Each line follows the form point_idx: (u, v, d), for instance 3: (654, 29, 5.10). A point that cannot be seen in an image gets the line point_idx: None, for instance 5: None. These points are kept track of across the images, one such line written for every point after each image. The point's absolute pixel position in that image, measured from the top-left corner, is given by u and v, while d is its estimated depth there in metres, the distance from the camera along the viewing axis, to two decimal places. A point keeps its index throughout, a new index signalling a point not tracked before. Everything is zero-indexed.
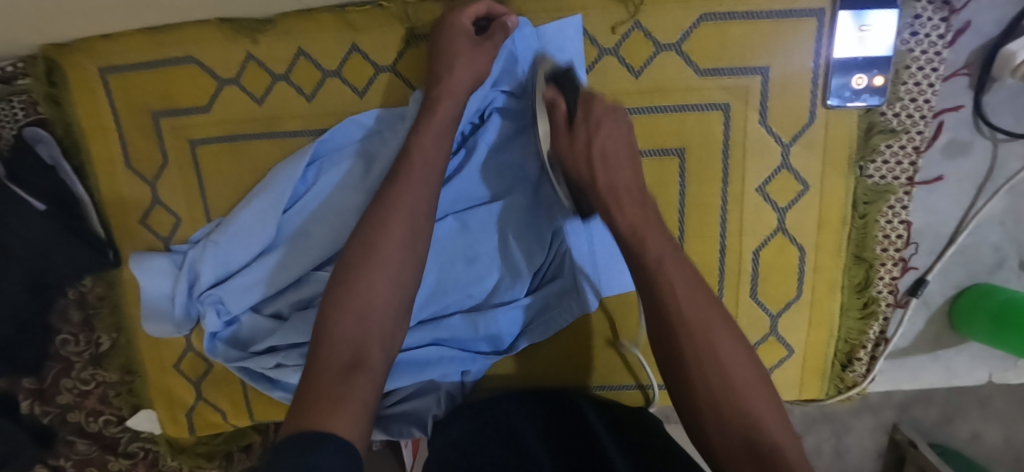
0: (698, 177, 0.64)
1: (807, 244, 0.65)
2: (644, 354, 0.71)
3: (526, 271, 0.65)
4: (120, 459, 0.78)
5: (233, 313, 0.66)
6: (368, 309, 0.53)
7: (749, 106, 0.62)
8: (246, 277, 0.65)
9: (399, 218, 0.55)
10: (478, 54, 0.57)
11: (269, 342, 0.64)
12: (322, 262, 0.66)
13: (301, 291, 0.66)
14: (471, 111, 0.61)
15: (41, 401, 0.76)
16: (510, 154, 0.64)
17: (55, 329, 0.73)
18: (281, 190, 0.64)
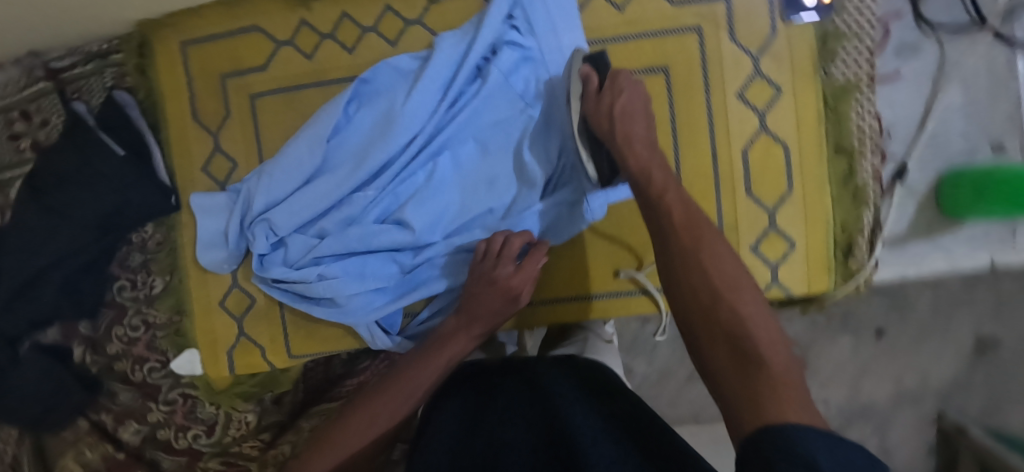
0: (683, 92, 0.72)
1: (789, 142, 0.72)
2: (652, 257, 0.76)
3: (538, 178, 0.72)
4: (159, 407, 0.82)
5: (281, 235, 0.73)
6: (365, 424, 0.63)
7: (719, 29, 0.71)
8: (295, 203, 0.73)
9: (405, 387, 0.64)
10: (498, 278, 0.66)
11: (316, 253, 0.72)
12: (360, 186, 0.73)
13: (344, 211, 0.73)
14: (483, 41, 0.71)
15: (93, 350, 0.83)
16: (520, 82, 0.73)
17: (113, 275, 0.81)
18: (325, 124, 0.73)
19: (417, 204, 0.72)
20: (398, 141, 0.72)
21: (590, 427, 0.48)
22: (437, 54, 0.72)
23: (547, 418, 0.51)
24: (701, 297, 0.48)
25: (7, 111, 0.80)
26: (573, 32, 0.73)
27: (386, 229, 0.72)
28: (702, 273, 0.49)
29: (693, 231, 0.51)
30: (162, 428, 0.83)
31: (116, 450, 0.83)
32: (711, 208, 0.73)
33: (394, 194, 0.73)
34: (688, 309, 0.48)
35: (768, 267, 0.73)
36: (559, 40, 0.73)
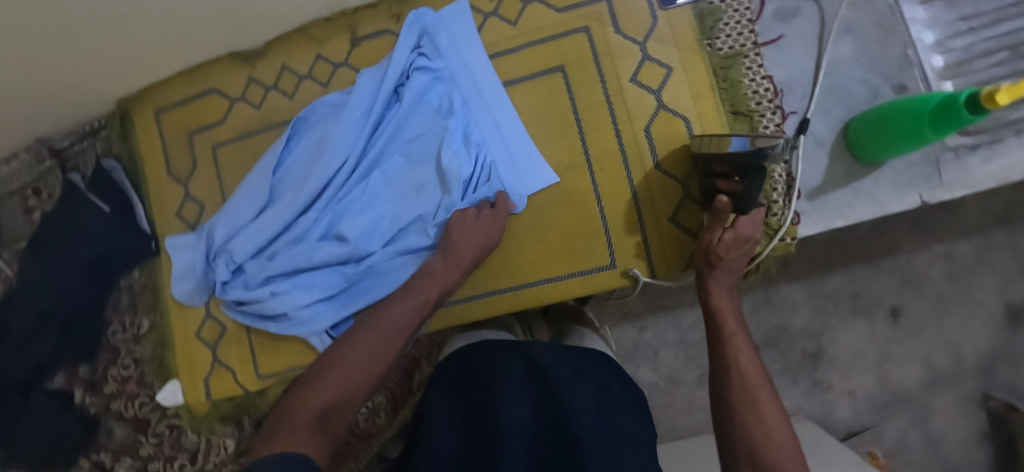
0: (581, 84, 0.79)
1: (688, 114, 0.76)
2: (579, 240, 0.78)
3: (455, 180, 0.76)
4: (149, 440, 0.89)
5: (238, 262, 0.81)
6: (341, 381, 0.62)
7: (604, 24, 0.78)
8: (252, 230, 0.81)
9: (375, 339, 0.67)
10: (479, 224, 0.73)
11: (268, 273, 0.80)
12: (303, 209, 0.80)
13: (292, 231, 0.80)
14: (395, 69, 0.79)
15: (91, 391, 0.91)
16: (435, 100, 0.81)
17: (108, 321, 0.91)
18: (271, 161, 0.83)
19: (354, 216, 0.79)
20: (334, 161, 0.79)
21: (581, 412, 0.56)
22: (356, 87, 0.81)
23: (546, 397, 0.58)
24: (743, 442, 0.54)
25: (19, 190, 0.95)
26: (474, 52, 0.81)
27: (327, 245, 0.78)
28: (747, 428, 0.54)
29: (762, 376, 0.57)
30: (153, 461, 0.89)
31: None
32: (624, 186, 0.77)
33: (336, 211, 0.80)
34: (735, 454, 0.54)
35: (690, 235, 0.75)
36: (464, 60, 0.81)
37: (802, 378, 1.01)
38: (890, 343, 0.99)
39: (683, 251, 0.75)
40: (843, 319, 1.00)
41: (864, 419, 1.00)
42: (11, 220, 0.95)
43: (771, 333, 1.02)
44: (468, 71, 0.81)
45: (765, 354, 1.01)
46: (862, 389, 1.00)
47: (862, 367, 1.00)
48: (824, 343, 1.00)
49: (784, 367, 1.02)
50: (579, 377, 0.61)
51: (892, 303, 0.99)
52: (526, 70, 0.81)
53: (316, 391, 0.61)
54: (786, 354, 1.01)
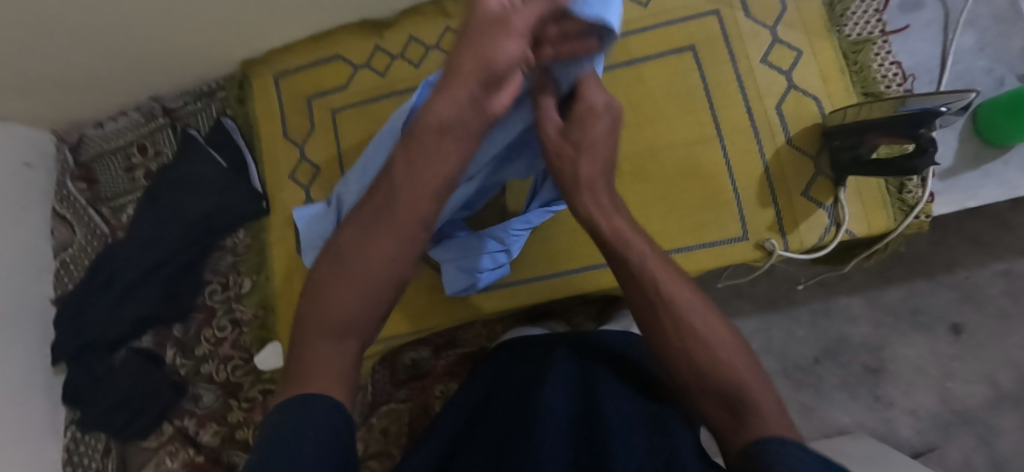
0: (711, 62, 0.81)
1: (818, 94, 0.78)
2: (706, 211, 0.78)
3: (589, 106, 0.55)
4: (239, 406, 0.85)
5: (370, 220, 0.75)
6: (350, 294, 0.48)
7: (734, 9, 0.81)
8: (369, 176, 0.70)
9: (384, 245, 0.50)
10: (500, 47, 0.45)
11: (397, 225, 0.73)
12: None
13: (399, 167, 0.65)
14: None
15: (182, 353, 0.87)
16: None
17: (206, 280, 0.88)
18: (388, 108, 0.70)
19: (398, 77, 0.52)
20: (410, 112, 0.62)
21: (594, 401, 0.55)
22: None
23: (582, 389, 0.57)
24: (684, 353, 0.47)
25: (126, 146, 0.95)
26: None
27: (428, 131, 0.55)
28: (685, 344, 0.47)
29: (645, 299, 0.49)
30: (241, 429, 0.84)
31: (196, 454, 0.84)
32: (755, 161, 0.78)
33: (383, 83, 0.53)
34: (694, 382, 0.46)
35: (825, 209, 0.76)
36: None
37: (863, 393, 0.98)
38: (953, 361, 0.97)
39: (817, 226, 0.76)
40: (904, 334, 0.98)
41: (929, 440, 0.96)
42: (113, 178, 0.95)
43: (831, 345, 1.00)
44: None
45: (825, 366, 0.99)
46: (925, 407, 0.97)
47: (925, 383, 0.97)
48: (885, 358, 0.98)
49: (845, 382, 0.99)
50: (613, 369, 0.59)
51: (952, 320, 0.97)
52: (656, 48, 0.82)
53: (330, 299, 0.48)
54: (847, 367, 0.99)
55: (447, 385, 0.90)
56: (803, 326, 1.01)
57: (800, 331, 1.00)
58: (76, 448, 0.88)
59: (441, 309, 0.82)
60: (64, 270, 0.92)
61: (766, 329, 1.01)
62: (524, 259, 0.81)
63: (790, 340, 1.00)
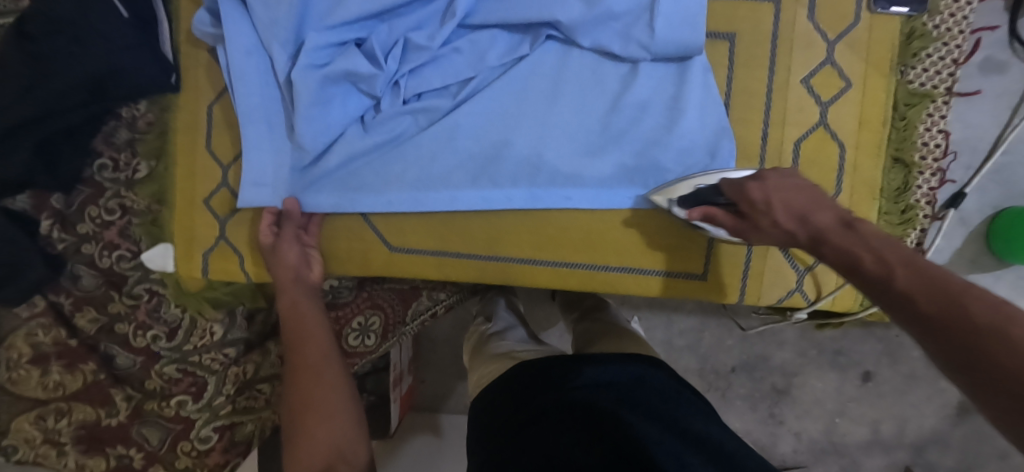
0: (745, 62, 0.66)
1: (846, 142, 0.66)
2: (666, 235, 0.69)
3: (399, 23, 0.65)
4: (123, 299, 0.77)
5: (340, 142, 0.67)
6: (324, 375, 0.60)
7: (798, 3, 0.65)
8: (506, 17, 0.64)
9: (309, 362, 0.61)
10: (287, 235, 0.68)
11: (336, 128, 0.66)
12: (338, 26, 0.63)
13: (412, 15, 0.65)
14: (310, 53, 0.62)
15: (61, 227, 0.77)
16: (336, 68, 0.63)
17: (97, 151, 0.75)
18: (285, 33, 0.63)
19: (308, 110, 0.63)
20: (415, 125, 0.68)
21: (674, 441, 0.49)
22: (299, 86, 0.62)
23: (616, 428, 0.50)
24: (1014, 368, 0.35)
25: None
26: (329, 81, 0.63)
27: (307, 83, 0.62)
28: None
29: (940, 295, 0.39)
30: (120, 323, 0.77)
31: (69, 337, 0.78)
32: None
33: (337, 116, 0.66)
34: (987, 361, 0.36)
35: (796, 271, 0.69)
36: (334, 70, 0.63)
37: (761, 407, 1.05)
38: (850, 401, 1.03)
39: (783, 285, 0.69)
40: (819, 367, 1.03)
41: (799, 458, 1.05)
42: None
43: (750, 359, 1.05)
44: (320, 103, 0.64)
45: (737, 377, 1.04)
46: (809, 432, 1.04)
47: (818, 414, 1.04)
48: (793, 383, 1.04)
49: (749, 393, 1.05)
50: (665, 396, 0.56)
51: (865, 367, 1.01)
52: None
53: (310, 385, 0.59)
54: (757, 382, 1.05)
55: (369, 318, 0.97)
56: (733, 337, 1.05)
57: (726, 339, 1.04)
58: None
59: (359, 260, 0.72)
60: None
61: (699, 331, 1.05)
62: (469, 234, 0.71)
63: (717, 347, 1.05)
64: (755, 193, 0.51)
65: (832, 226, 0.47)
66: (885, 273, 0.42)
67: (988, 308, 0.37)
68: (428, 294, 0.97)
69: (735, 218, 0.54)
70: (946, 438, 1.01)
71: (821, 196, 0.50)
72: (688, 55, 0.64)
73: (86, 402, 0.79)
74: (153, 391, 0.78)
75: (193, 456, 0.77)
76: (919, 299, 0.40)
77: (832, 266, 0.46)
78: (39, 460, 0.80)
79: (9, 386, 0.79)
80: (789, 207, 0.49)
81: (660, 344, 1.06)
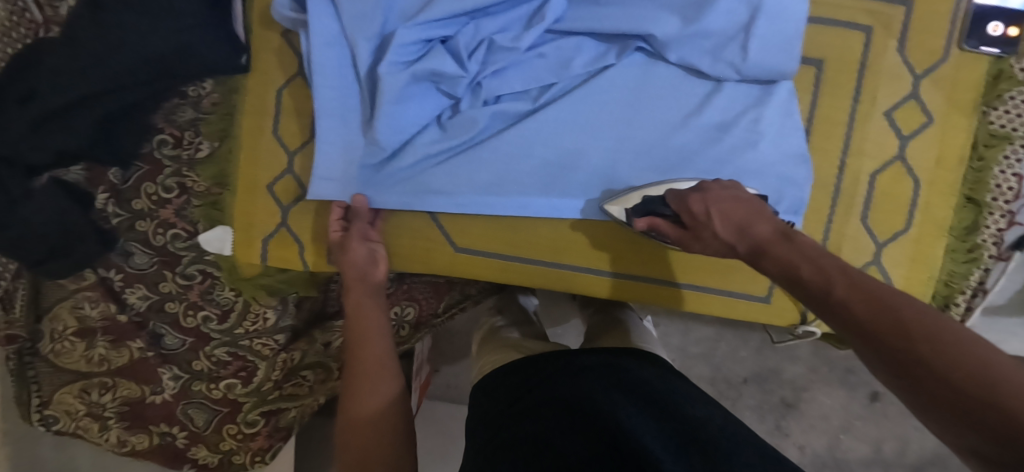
0: (830, 90, 0.66)
1: (921, 178, 0.66)
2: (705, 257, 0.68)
3: (486, 25, 0.63)
4: (175, 278, 0.76)
5: (414, 142, 0.65)
6: (376, 373, 0.58)
7: (889, 34, 0.65)
8: (595, 26, 0.63)
9: (366, 360, 0.59)
10: (352, 235, 0.67)
11: (412, 128, 0.65)
12: (428, 24, 0.62)
13: (499, 16, 0.63)
14: (397, 49, 0.60)
15: (116, 201, 0.75)
16: (421, 68, 0.61)
17: (156, 128, 0.73)
18: (372, 27, 0.62)
19: (389, 107, 0.62)
20: (489, 129, 0.67)
21: (658, 422, 0.48)
22: (382, 83, 0.61)
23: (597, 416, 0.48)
24: (953, 376, 0.34)
25: None
26: (412, 80, 0.62)
27: (393, 80, 0.61)
28: (970, 353, 0.34)
29: (872, 300, 0.39)
30: (171, 301, 0.77)
31: (118, 312, 0.78)
32: (819, 228, 0.68)
33: (415, 114, 0.64)
34: (928, 367, 0.35)
35: None
36: (420, 69, 0.61)
37: (768, 419, 1.06)
38: (857, 419, 1.04)
39: None
40: (828, 384, 1.04)
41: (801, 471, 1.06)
42: None
43: (762, 371, 1.06)
44: (400, 101, 0.62)
45: (749, 388, 1.05)
46: (812, 446, 1.05)
47: (823, 429, 1.05)
48: (802, 397, 1.05)
49: (758, 404, 1.06)
50: (650, 384, 0.55)
51: (875, 388, 1.03)
52: None
53: (364, 387, 0.56)
54: (767, 394, 1.06)
55: (406, 311, 0.99)
56: (748, 348, 1.06)
57: (741, 350, 1.05)
58: None
59: (421, 258, 0.72)
60: None
61: (715, 340, 1.06)
62: (540, 242, 0.70)
63: (731, 357, 1.06)
64: (697, 206, 0.51)
65: (769, 237, 0.47)
66: (827, 283, 0.42)
67: (921, 314, 0.37)
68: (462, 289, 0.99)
69: (678, 229, 0.54)
70: (946, 461, 1.04)
71: (759, 209, 0.50)
72: (775, 79, 0.64)
73: (131, 378, 0.78)
74: (200, 372, 0.78)
75: (237, 439, 0.78)
76: (854, 306, 0.39)
77: (772, 277, 0.46)
78: (79, 432, 0.80)
79: (52, 357, 0.79)
80: (727, 219, 0.50)
81: (674, 351, 1.08)
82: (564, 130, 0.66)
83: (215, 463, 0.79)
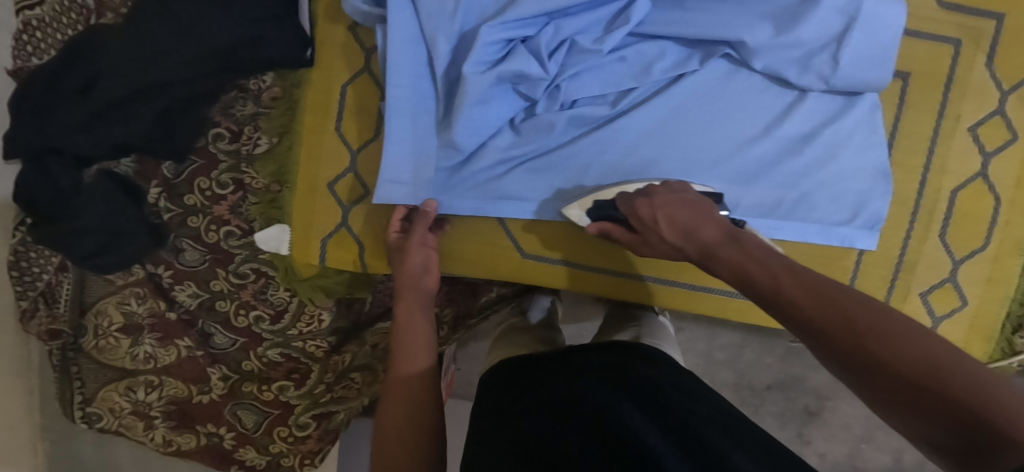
0: (915, 105, 0.64)
1: (1003, 196, 0.65)
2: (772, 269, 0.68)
3: (568, 24, 0.60)
4: (228, 277, 0.74)
5: (490, 145, 0.64)
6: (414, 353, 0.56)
7: (979, 48, 0.63)
8: (681, 31, 0.61)
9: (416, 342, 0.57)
10: (410, 245, 0.65)
11: (489, 131, 0.63)
12: (511, 24, 0.59)
13: (581, 15, 0.60)
14: (479, 51, 0.58)
15: (168, 195, 0.73)
16: (504, 70, 0.59)
17: (212, 121, 0.71)
18: (451, 26, 0.59)
19: (469, 110, 0.60)
20: (565, 132, 0.65)
21: (660, 422, 0.42)
22: (464, 85, 0.59)
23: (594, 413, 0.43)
24: (903, 368, 0.36)
25: None
26: (494, 83, 0.60)
27: (477, 80, 0.59)
28: (909, 341, 0.37)
29: (822, 297, 0.41)
30: (222, 300, 0.75)
31: (167, 309, 0.76)
32: (896, 243, 0.66)
33: (493, 117, 0.62)
34: (881, 361, 0.37)
35: (932, 319, 0.68)
36: (502, 71, 0.59)
37: (790, 425, 1.01)
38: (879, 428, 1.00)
39: None
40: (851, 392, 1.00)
41: None
42: None
43: (786, 378, 1.01)
44: (479, 104, 0.61)
45: (771, 395, 1.01)
46: (832, 453, 1.01)
47: (843, 437, 1.01)
48: (825, 405, 1.00)
49: (780, 411, 1.02)
50: (654, 384, 0.48)
51: None
52: None
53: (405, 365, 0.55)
54: (790, 402, 1.01)
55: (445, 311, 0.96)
56: (773, 355, 1.00)
57: (767, 357, 1.00)
58: (24, 252, 0.74)
59: (487, 263, 0.70)
60: (28, 37, 0.71)
61: (740, 346, 1.01)
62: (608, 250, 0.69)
63: (756, 363, 1.00)
64: (644, 211, 0.53)
65: (715, 240, 0.49)
66: (773, 282, 0.43)
67: (867, 310, 0.39)
68: (500, 290, 0.95)
69: (630, 233, 0.56)
70: None
71: (707, 210, 0.52)
72: (861, 90, 0.62)
73: (178, 377, 0.76)
74: (250, 372, 0.76)
75: (288, 442, 0.76)
76: (802, 302, 0.41)
77: (725, 280, 0.47)
78: (122, 430, 0.78)
79: (96, 354, 0.77)
80: (674, 222, 0.51)
81: (698, 356, 1.02)
82: (641, 136, 0.65)
83: (263, 465, 0.77)
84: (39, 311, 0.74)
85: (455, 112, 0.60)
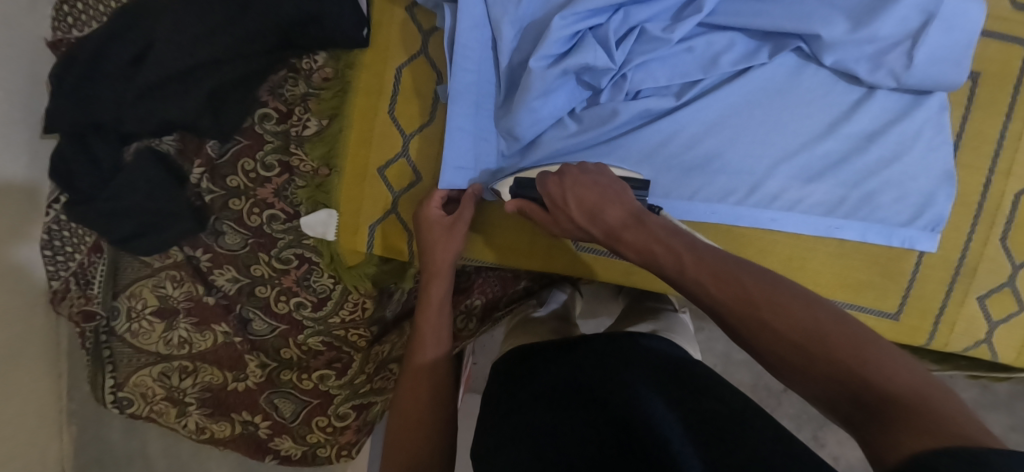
0: (984, 106, 0.63)
1: None
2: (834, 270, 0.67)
3: (638, 15, 0.59)
4: (270, 262, 0.72)
5: (550, 137, 0.62)
6: (438, 336, 0.59)
7: None
8: (753, 23, 0.60)
9: (430, 330, 0.59)
10: (456, 233, 0.62)
11: (550, 122, 0.62)
12: (583, 14, 0.57)
13: (652, 4, 0.59)
14: (551, 41, 0.56)
15: (210, 177, 0.71)
16: (573, 62, 0.57)
17: (260, 100, 0.70)
18: (518, 14, 0.58)
19: (535, 101, 0.59)
20: (628, 124, 0.63)
21: (674, 418, 0.40)
22: (530, 76, 0.57)
23: (610, 404, 0.42)
24: (801, 339, 0.37)
25: None
26: (562, 75, 0.58)
27: (544, 75, 0.57)
28: (800, 310, 0.38)
29: (720, 274, 0.42)
30: (262, 286, 0.73)
31: (206, 294, 0.73)
32: (956, 246, 0.66)
33: (557, 108, 0.61)
34: (782, 333, 0.38)
35: (988, 323, 0.67)
36: (571, 62, 0.57)
37: (805, 429, 0.97)
38: None
39: (970, 335, 0.68)
40: None
41: None
42: None
43: None
44: (545, 96, 0.59)
45: (789, 397, 0.97)
46: (847, 458, 0.97)
47: (859, 442, 0.97)
48: None
49: (797, 414, 0.98)
50: (660, 382, 0.44)
51: None
52: None
53: (423, 348, 0.58)
54: (808, 405, 0.97)
55: (474, 301, 0.87)
56: None
57: None
58: (56, 232, 0.72)
59: (541, 253, 0.70)
60: (71, 9, 0.70)
61: None
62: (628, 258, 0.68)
63: None
64: (553, 189, 0.53)
65: (620, 222, 0.49)
66: (676, 261, 0.44)
67: (752, 281, 0.41)
68: (530, 284, 0.87)
69: (544, 212, 0.56)
70: None
71: (618, 192, 0.51)
72: (932, 90, 0.61)
73: (214, 363, 0.74)
74: (289, 360, 0.74)
75: (326, 432, 0.75)
76: (707, 284, 0.42)
77: (631, 260, 0.49)
78: (153, 417, 0.75)
79: (130, 338, 0.74)
80: (582, 204, 0.51)
81: (717, 356, 0.99)
82: (705, 131, 0.63)
83: (299, 456, 0.76)
84: (72, 293, 0.73)
85: (518, 103, 0.59)
